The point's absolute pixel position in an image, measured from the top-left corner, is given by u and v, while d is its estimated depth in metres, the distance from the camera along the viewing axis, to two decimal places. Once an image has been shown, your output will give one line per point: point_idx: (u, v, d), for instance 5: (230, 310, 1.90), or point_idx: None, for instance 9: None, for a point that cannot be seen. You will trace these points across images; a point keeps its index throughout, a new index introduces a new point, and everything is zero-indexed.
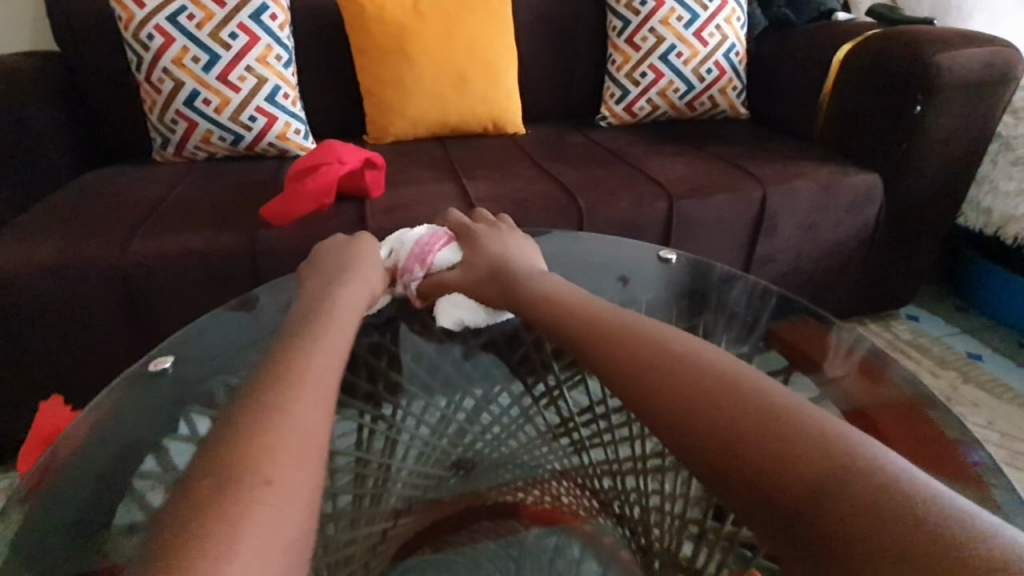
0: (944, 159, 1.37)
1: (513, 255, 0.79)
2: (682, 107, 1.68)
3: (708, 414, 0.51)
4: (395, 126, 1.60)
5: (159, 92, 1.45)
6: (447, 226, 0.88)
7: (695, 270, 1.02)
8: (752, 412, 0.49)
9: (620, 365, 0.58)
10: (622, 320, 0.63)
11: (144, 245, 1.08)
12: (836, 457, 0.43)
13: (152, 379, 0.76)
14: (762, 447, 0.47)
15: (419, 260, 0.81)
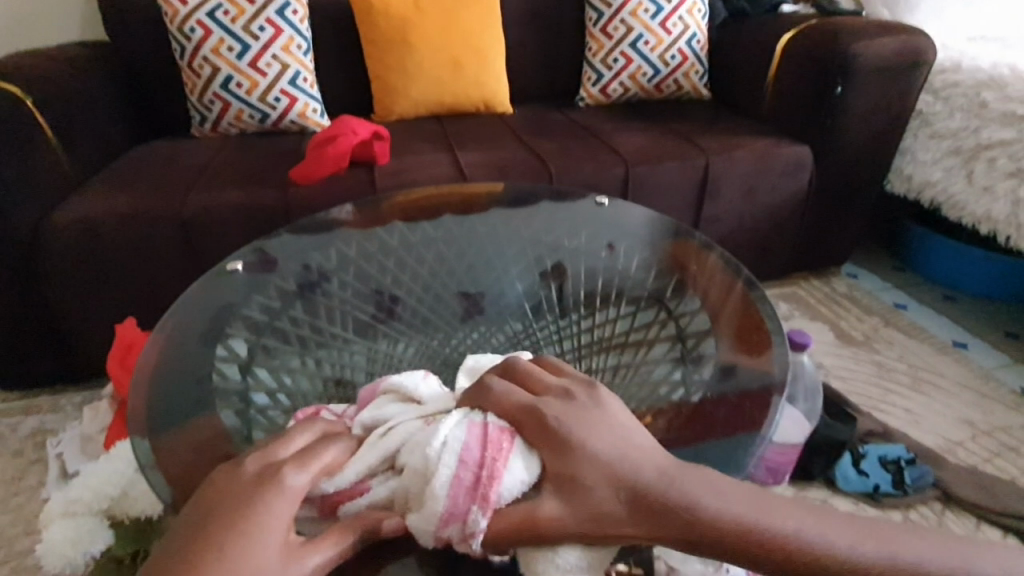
0: (862, 133, 1.64)
1: (625, 440, 0.50)
2: (651, 89, 1.91)
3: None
4: (399, 106, 1.85)
5: (199, 76, 1.70)
6: (490, 411, 0.56)
7: (674, 233, 1.18)
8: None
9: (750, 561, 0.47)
10: (785, 530, 0.48)
11: (199, 199, 1.36)
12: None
13: (225, 275, 1.01)
14: None
15: (474, 497, 0.52)
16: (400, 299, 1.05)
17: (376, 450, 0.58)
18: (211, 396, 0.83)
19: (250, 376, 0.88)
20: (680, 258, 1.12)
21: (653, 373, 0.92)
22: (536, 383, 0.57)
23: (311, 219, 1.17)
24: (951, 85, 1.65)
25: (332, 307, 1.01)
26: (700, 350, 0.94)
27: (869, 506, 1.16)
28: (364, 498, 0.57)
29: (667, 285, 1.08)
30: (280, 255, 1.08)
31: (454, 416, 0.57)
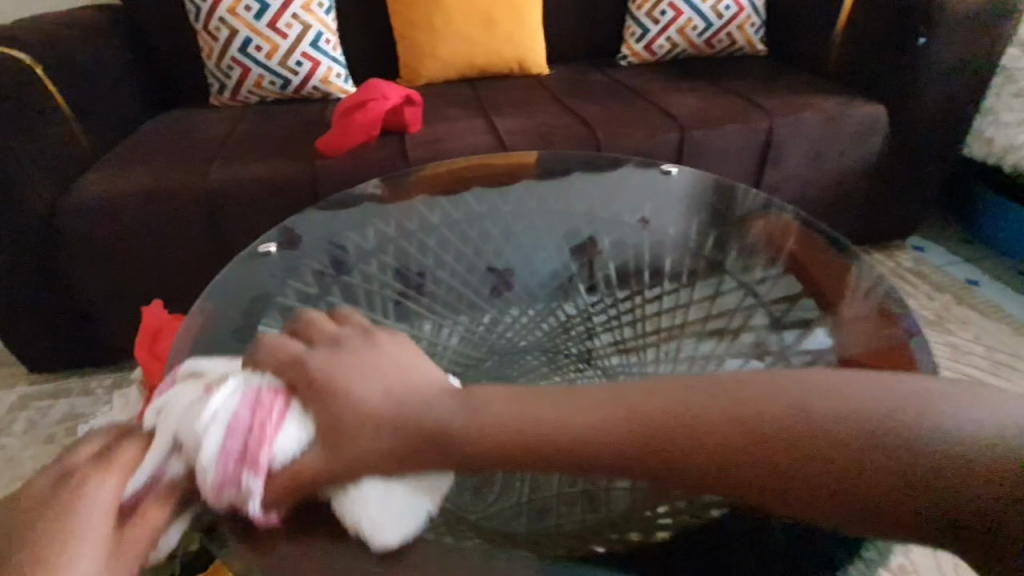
0: (942, 90, 1.47)
1: (395, 378, 0.54)
2: (701, 45, 1.74)
3: (823, 490, 0.42)
4: (427, 69, 1.72)
5: (216, 40, 1.59)
6: (260, 372, 0.55)
7: (720, 192, 1.07)
8: (858, 462, 0.41)
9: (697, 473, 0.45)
10: (708, 430, 0.46)
11: (222, 174, 1.27)
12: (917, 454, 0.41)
13: (258, 257, 0.92)
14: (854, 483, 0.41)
15: (247, 463, 0.50)
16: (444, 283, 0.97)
17: (153, 447, 0.51)
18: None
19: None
20: (773, 236, 0.98)
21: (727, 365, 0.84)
22: (314, 333, 0.59)
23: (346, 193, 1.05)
24: None
25: (371, 292, 0.92)
26: (795, 340, 0.83)
27: None
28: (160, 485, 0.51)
29: (758, 270, 0.96)
30: (311, 234, 0.98)
31: (224, 389, 0.53)
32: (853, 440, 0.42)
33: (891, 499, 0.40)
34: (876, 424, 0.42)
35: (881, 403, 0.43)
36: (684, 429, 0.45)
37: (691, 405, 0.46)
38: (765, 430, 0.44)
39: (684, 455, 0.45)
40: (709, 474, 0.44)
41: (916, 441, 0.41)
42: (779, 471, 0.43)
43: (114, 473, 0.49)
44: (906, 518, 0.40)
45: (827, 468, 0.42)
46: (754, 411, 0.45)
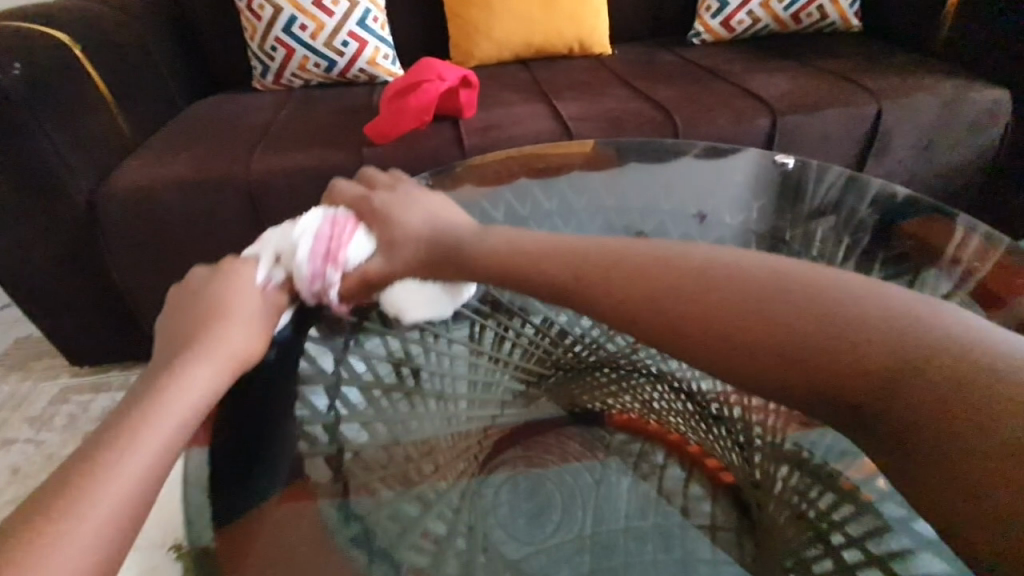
0: None
1: (437, 216, 0.70)
2: (786, 20, 1.55)
3: (762, 339, 0.44)
4: (480, 50, 1.59)
5: (260, 19, 1.50)
6: (340, 204, 0.74)
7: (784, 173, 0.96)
8: (800, 316, 0.44)
9: (659, 288, 0.50)
10: (693, 255, 0.52)
11: (264, 162, 1.18)
12: (871, 320, 0.41)
13: None
14: (788, 315, 0.44)
15: (328, 260, 0.66)
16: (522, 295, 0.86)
17: (257, 256, 0.67)
18: (289, 424, 0.66)
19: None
20: (878, 225, 0.87)
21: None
22: (373, 182, 0.78)
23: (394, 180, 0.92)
24: None
25: None
26: None
27: None
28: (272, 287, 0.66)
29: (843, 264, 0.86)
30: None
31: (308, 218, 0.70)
32: (785, 289, 0.46)
33: (826, 356, 0.42)
34: (815, 285, 0.45)
35: (825, 272, 0.47)
36: (641, 288, 0.51)
37: (645, 252, 0.54)
38: (711, 283, 0.49)
39: (642, 306, 0.50)
40: (648, 311, 0.50)
41: (850, 304, 0.43)
42: (704, 303, 0.48)
43: (238, 271, 0.64)
44: (834, 368, 0.41)
45: (770, 323, 0.44)
46: (716, 271, 0.49)
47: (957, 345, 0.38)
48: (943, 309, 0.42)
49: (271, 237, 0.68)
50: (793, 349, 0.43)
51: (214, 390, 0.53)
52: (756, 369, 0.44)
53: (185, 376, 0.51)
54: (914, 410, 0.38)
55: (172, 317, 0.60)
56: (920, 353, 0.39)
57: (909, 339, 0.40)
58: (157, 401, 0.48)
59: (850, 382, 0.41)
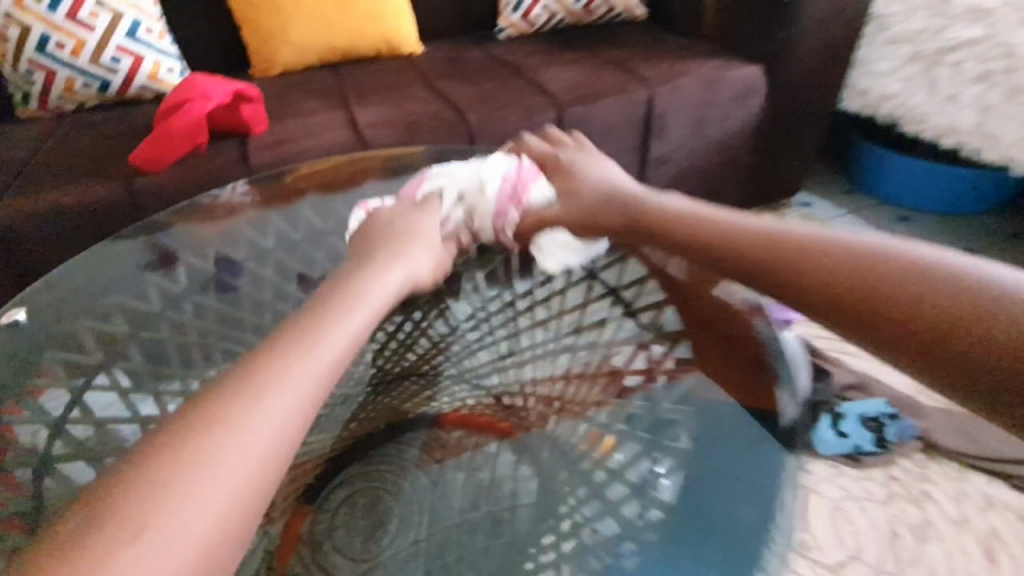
0: (819, 43, 1.44)
1: (603, 171, 0.79)
2: (579, 12, 1.63)
3: (807, 273, 0.57)
4: (281, 56, 1.51)
5: (6, 40, 1.30)
6: (526, 155, 0.85)
7: None
8: (862, 266, 0.54)
9: (747, 250, 0.62)
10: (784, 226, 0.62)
11: (13, 205, 1.03)
12: (930, 275, 0.51)
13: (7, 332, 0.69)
14: (861, 272, 0.54)
15: (513, 201, 0.79)
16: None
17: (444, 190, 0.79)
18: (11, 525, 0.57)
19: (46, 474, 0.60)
20: None
21: (595, 390, 0.82)
22: (552, 139, 0.88)
23: (187, 200, 0.85)
24: None
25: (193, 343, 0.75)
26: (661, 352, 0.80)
27: (851, 467, 1.07)
28: (447, 224, 0.79)
29: None
30: (125, 258, 0.80)
31: (493, 160, 0.81)
32: (860, 258, 0.55)
33: (859, 289, 0.53)
34: (916, 259, 0.53)
35: (903, 246, 0.55)
36: (729, 240, 0.64)
37: (743, 222, 0.65)
38: (804, 247, 0.58)
39: (739, 256, 0.62)
40: (724, 255, 0.64)
41: (884, 260, 0.54)
42: (770, 245, 0.61)
43: (419, 210, 0.77)
44: (868, 295, 0.53)
45: (813, 260, 0.57)
46: (809, 237, 0.59)
47: (993, 294, 0.47)
48: (977, 261, 0.51)
49: (456, 180, 0.80)
50: (830, 291, 0.55)
51: (315, 398, 0.50)
52: (812, 302, 0.56)
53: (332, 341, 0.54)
54: (922, 347, 0.49)
55: (358, 240, 0.73)
56: (965, 314, 0.47)
57: (936, 288, 0.50)
58: (311, 362, 0.51)
59: (856, 308, 0.53)
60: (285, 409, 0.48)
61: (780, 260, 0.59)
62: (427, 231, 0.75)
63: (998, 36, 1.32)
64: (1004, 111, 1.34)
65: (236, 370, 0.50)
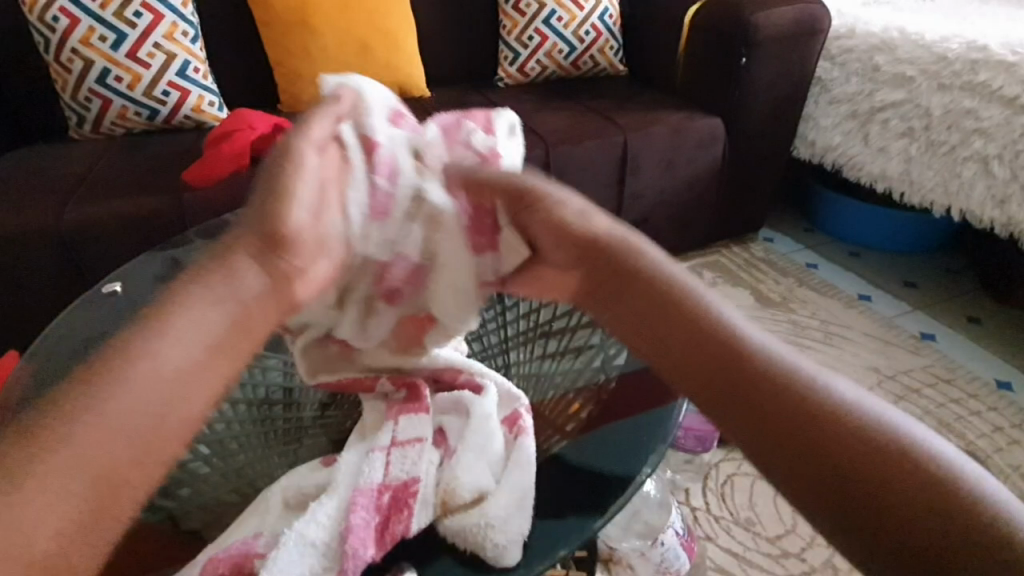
0: (771, 100, 1.68)
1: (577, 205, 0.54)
2: (568, 67, 1.89)
3: (902, 515, 0.38)
4: (308, 96, 1.73)
5: (70, 72, 1.51)
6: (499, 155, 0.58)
7: None
8: (809, 436, 0.42)
9: (712, 364, 0.46)
10: (760, 361, 0.46)
11: (79, 212, 1.22)
12: (905, 463, 0.40)
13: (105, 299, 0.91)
14: (801, 433, 0.42)
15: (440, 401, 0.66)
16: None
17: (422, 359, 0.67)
18: None
19: None
20: None
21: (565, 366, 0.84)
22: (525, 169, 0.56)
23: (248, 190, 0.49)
24: (845, 51, 1.71)
25: None
26: None
27: None
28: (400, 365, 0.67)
29: None
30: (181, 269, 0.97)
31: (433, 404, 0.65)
32: (819, 428, 0.42)
33: (840, 472, 0.41)
34: (891, 440, 0.41)
35: (868, 417, 0.43)
36: (687, 346, 0.47)
37: (692, 323, 0.48)
38: (768, 393, 0.44)
39: (708, 373, 0.46)
40: (725, 394, 0.45)
41: (964, 491, 0.39)
42: (809, 422, 0.43)
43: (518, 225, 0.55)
44: (824, 448, 0.41)
45: (915, 490, 0.39)
46: (756, 378, 0.45)
47: (962, 500, 0.38)
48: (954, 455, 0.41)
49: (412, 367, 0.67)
50: (909, 533, 0.38)
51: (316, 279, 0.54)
52: (743, 417, 0.44)
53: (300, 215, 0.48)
54: (880, 500, 0.39)
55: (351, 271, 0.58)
56: (927, 502, 0.38)
57: (902, 471, 0.40)
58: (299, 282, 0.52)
59: (908, 569, 0.38)
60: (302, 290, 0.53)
61: (863, 475, 0.40)
62: (378, 355, 0.67)
63: (917, 100, 1.58)
64: (924, 161, 1.59)
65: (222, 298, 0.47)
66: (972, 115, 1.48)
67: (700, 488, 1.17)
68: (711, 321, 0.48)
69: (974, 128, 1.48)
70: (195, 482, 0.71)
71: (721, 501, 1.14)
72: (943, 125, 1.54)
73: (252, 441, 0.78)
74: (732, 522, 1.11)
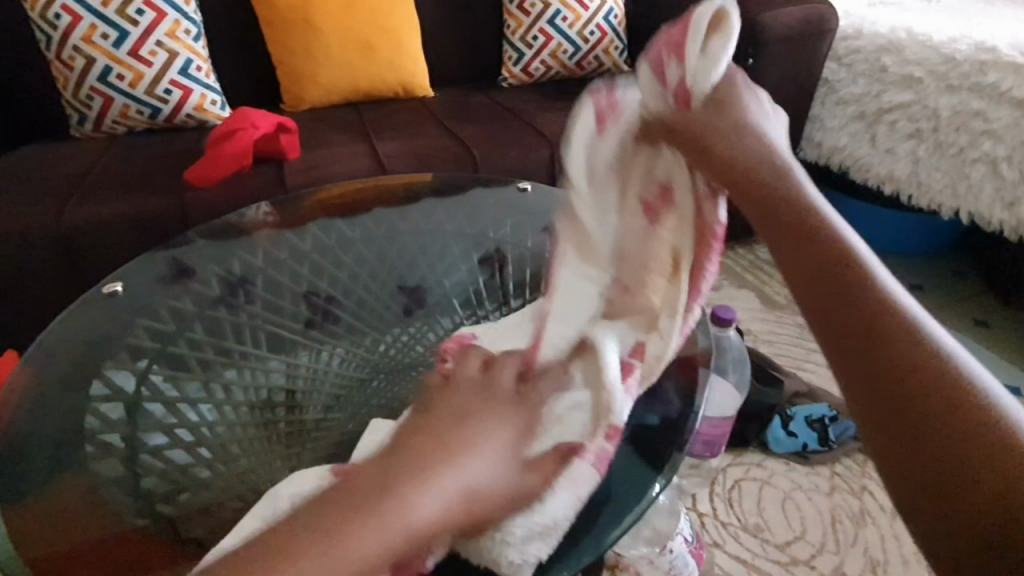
0: (778, 100, 1.67)
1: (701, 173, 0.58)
2: (573, 67, 1.88)
3: (919, 398, 0.37)
4: (311, 96, 1.72)
5: (71, 70, 1.50)
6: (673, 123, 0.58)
7: (546, 195, 1.15)
8: (860, 288, 0.41)
9: (788, 215, 0.46)
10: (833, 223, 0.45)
11: (79, 211, 1.21)
12: (942, 349, 0.38)
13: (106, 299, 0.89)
14: (853, 286, 0.41)
15: None
16: (334, 314, 0.97)
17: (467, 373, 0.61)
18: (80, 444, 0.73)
19: (135, 416, 0.77)
20: None
21: None
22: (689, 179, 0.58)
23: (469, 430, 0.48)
24: (853, 51, 1.70)
25: (242, 324, 0.91)
26: None
27: (799, 463, 1.20)
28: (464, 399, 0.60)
29: None
30: (183, 269, 0.97)
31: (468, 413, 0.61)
32: (875, 285, 0.41)
33: (875, 327, 0.39)
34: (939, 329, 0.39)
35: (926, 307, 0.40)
36: (770, 194, 0.48)
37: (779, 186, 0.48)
38: (833, 244, 0.43)
39: (782, 219, 0.46)
40: (787, 233, 0.45)
41: (1007, 432, 0.34)
42: (864, 279, 0.41)
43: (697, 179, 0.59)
44: (869, 301, 0.40)
45: (961, 408, 0.36)
46: (827, 232, 0.44)
47: (986, 402, 0.36)
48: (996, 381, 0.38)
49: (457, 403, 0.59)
50: (929, 441, 0.36)
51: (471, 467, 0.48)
52: (803, 253, 0.44)
53: (434, 489, 0.45)
54: (905, 364, 0.38)
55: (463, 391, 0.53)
56: (947, 383, 0.36)
57: (935, 353, 0.38)
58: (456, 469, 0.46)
59: (899, 429, 0.37)
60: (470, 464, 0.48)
61: (899, 333, 0.39)
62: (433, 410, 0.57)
63: (925, 101, 1.56)
64: (932, 162, 1.58)
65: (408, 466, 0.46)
66: (981, 116, 1.48)
67: (707, 493, 1.15)
68: (801, 192, 0.48)
69: (984, 129, 1.47)
70: (197, 488, 0.71)
71: (728, 507, 1.12)
72: (952, 126, 1.52)
73: (255, 444, 0.78)
74: (739, 529, 1.09)
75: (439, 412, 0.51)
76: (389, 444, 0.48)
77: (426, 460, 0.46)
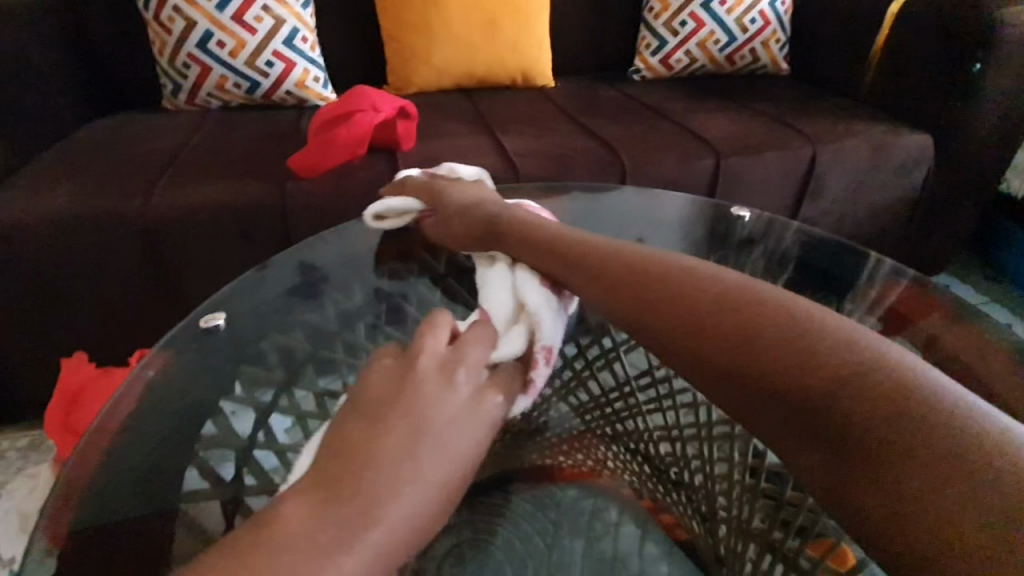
0: (999, 117, 1.32)
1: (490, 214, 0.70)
2: (722, 61, 1.59)
3: (888, 454, 0.34)
4: (421, 77, 1.51)
5: (170, 33, 1.34)
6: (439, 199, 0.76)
7: (713, 214, 0.93)
8: (782, 364, 0.40)
9: (703, 321, 0.45)
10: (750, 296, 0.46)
11: (166, 197, 1.03)
12: (891, 392, 0.35)
13: (205, 337, 0.68)
14: (780, 368, 0.40)
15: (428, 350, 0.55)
16: None
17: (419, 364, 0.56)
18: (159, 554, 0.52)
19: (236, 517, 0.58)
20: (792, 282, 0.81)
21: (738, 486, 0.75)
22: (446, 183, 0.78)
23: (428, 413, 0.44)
24: None
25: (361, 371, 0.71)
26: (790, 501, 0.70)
27: None
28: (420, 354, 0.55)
29: None
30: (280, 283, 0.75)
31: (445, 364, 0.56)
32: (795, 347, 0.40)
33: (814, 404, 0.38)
34: (877, 366, 0.37)
35: (853, 344, 0.39)
36: (682, 291, 0.48)
37: (681, 271, 0.50)
38: (748, 327, 0.43)
39: (699, 328, 0.46)
40: (704, 335, 0.45)
41: (972, 423, 0.32)
42: (777, 357, 0.41)
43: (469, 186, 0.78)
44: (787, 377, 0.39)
45: (916, 450, 0.33)
46: (740, 309, 0.44)
47: (952, 428, 0.33)
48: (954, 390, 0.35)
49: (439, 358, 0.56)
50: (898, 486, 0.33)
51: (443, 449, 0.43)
52: (725, 351, 0.43)
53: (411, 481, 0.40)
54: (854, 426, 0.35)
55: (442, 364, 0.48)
56: (912, 430, 0.33)
57: (880, 399, 0.35)
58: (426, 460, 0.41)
59: (881, 485, 0.34)
60: (438, 459, 0.42)
61: (845, 411, 0.36)
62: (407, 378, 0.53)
63: None
64: None
65: (359, 449, 0.41)
66: None
67: None
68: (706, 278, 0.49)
69: None
70: None
71: None
72: None
73: None
74: None
75: (412, 397, 0.44)
76: (344, 451, 0.41)
77: (406, 452, 0.41)
